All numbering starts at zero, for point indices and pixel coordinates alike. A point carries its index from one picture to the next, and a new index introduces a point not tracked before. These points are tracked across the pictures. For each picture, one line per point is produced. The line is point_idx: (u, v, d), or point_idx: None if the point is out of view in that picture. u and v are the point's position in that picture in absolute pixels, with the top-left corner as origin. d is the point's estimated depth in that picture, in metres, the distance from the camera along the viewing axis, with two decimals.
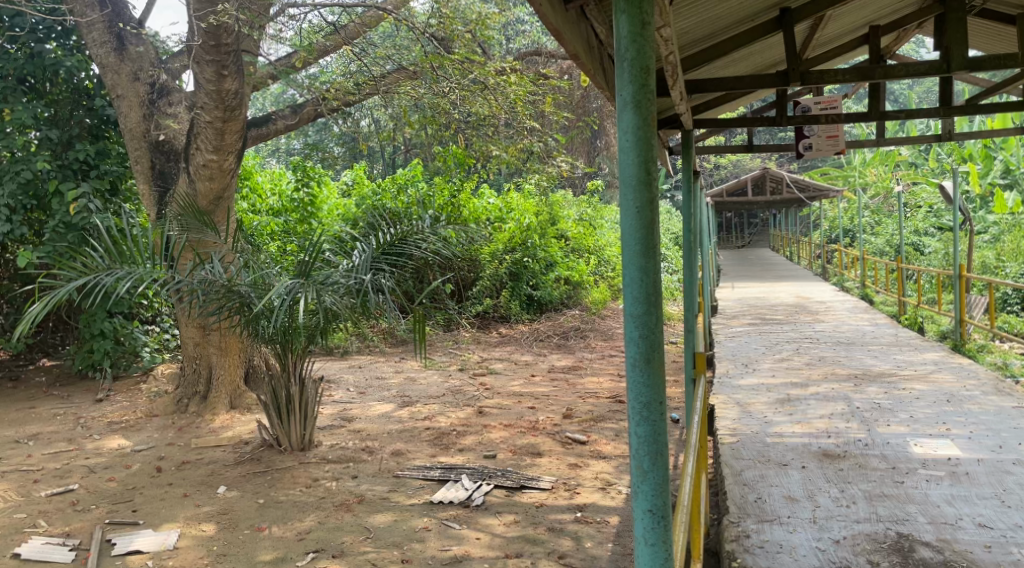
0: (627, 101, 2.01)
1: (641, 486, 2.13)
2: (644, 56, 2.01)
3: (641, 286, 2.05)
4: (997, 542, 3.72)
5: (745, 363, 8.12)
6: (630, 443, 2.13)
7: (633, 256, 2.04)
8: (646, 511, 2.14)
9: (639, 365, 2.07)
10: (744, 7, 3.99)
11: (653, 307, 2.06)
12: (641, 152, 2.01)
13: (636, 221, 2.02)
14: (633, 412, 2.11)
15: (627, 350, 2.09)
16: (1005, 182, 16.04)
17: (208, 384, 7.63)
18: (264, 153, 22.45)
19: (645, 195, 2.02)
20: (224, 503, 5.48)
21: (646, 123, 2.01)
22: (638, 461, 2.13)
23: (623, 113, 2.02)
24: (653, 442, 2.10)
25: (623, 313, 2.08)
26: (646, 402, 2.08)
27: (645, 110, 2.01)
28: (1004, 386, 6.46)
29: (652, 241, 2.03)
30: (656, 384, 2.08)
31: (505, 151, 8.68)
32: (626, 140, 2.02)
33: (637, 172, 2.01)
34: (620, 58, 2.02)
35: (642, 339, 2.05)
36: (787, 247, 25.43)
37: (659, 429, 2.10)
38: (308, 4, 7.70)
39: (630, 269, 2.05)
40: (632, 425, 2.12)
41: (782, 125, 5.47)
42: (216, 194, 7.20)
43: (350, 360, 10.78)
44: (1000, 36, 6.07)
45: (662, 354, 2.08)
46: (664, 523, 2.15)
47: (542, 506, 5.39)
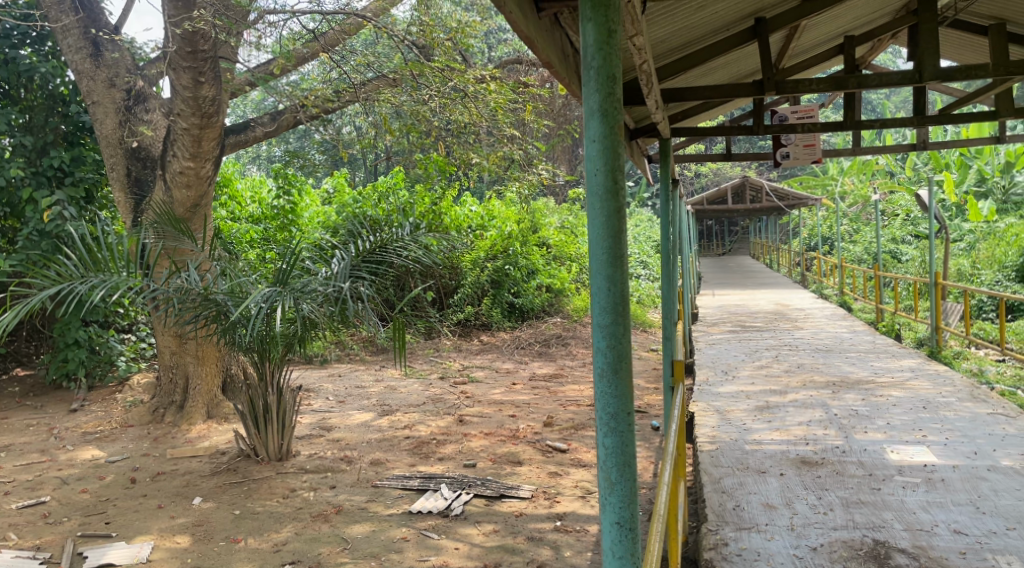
0: (594, 110, 2.01)
1: (608, 498, 2.12)
2: (611, 65, 2.00)
3: (608, 295, 2.04)
4: (972, 548, 3.74)
5: (725, 370, 8.15)
6: (598, 454, 2.12)
7: (600, 266, 2.03)
8: (614, 523, 2.12)
9: (606, 376, 2.07)
10: (719, 16, 4.02)
11: (621, 316, 2.05)
12: (608, 160, 2.00)
13: (604, 230, 2.02)
14: (600, 423, 2.10)
15: (594, 361, 2.09)
16: (981, 190, 16.32)
17: (185, 393, 7.55)
18: (244, 160, 22.45)
19: (613, 204, 2.01)
20: (199, 514, 5.42)
21: (613, 132, 2.01)
22: (606, 473, 2.12)
23: (590, 122, 2.02)
24: (621, 453, 2.09)
25: (591, 323, 2.07)
26: (613, 413, 2.07)
27: (612, 119, 2.01)
28: (979, 392, 6.54)
29: (619, 251, 2.02)
30: (623, 395, 2.07)
31: (486, 159, 8.72)
32: (593, 148, 2.02)
33: (604, 181, 2.01)
34: (586, 67, 2.01)
35: (608, 348, 2.05)
36: (767, 255, 25.62)
37: (626, 441, 2.09)
38: (287, 11, 7.67)
39: (597, 278, 2.04)
40: (599, 436, 2.11)
41: (759, 133, 5.49)
42: (193, 202, 7.14)
43: (330, 368, 10.71)
44: (972, 47, 6.15)
45: (630, 364, 2.08)
46: (633, 535, 2.13)
47: (521, 515, 5.37)
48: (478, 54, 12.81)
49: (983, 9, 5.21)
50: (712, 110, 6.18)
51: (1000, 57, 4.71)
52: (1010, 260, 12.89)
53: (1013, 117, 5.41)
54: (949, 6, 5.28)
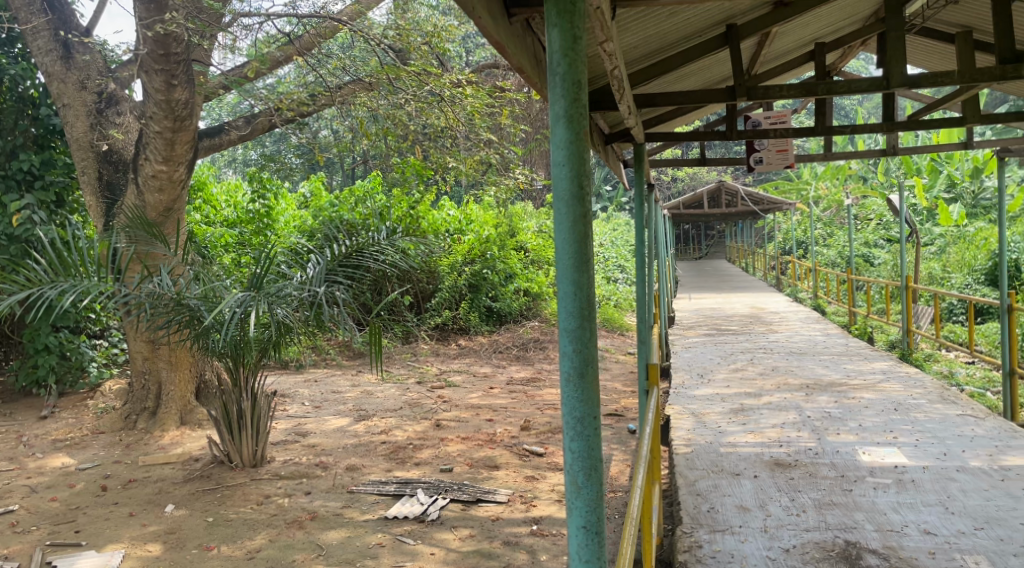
0: (560, 115, 2.02)
1: (574, 502, 2.12)
2: (576, 71, 2.01)
3: (574, 300, 2.05)
4: (941, 548, 3.79)
5: (701, 374, 8.20)
6: (565, 459, 2.13)
7: (567, 270, 2.04)
8: (580, 527, 2.12)
9: (573, 381, 2.08)
10: (691, 22, 4.06)
11: (587, 320, 2.06)
12: (574, 166, 2.01)
13: (570, 235, 2.02)
14: (567, 428, 2.11)
15: (561, 366, 2.09)
16: (950, 195, 16.63)
17: (158, 399, 7.47)
18: (220, 163, 22.32)
19: (578, 210, 2.02)
20: (172, 521, 5.35)
21: (578, 137, 2.02)
22: (573, 476, 2.12)
23: (556, 127, 2.03)
24: (588, 456, 2.10)
25: (558, 327, 2.08)
26: (580, 417, 2.08)
27: (578, 124, 2.02)
28: (949, 394, 6.64)
29: (585, 255, 2.03)
30: (589, 399, 2.08)
31: (462, 163, 8.73)
32: (559, 154, 2.02)
33: (570, 186, 2.01)
34: (551, 72, 2.02)
35: (575, 352, 2.06)
36: (743, 259, 25.85)
37: (593, 444, 2.10)
38: (262, 15, 7.64)
39: (564, 283, 2.05)
40: (566, 440, 2.12)
41: (732, 139, 5.53)
42: (165, 206, 7.07)
43: (305, 373, 10.63)
44: (941, 54, 6.25)
45: (597, 368, 2.09)
46: (599, 539, 2.13)
47: (497, 519, 5.37)
48: (455, 58, 12.81)
49: (950, 17, 5.30)
50: (686, 115, 6.22)
51: (965, 64, 4.78)
52: (980, 264, 13.09)
53: (979, 123, 5.48)
54: (917, 14, 5.34)
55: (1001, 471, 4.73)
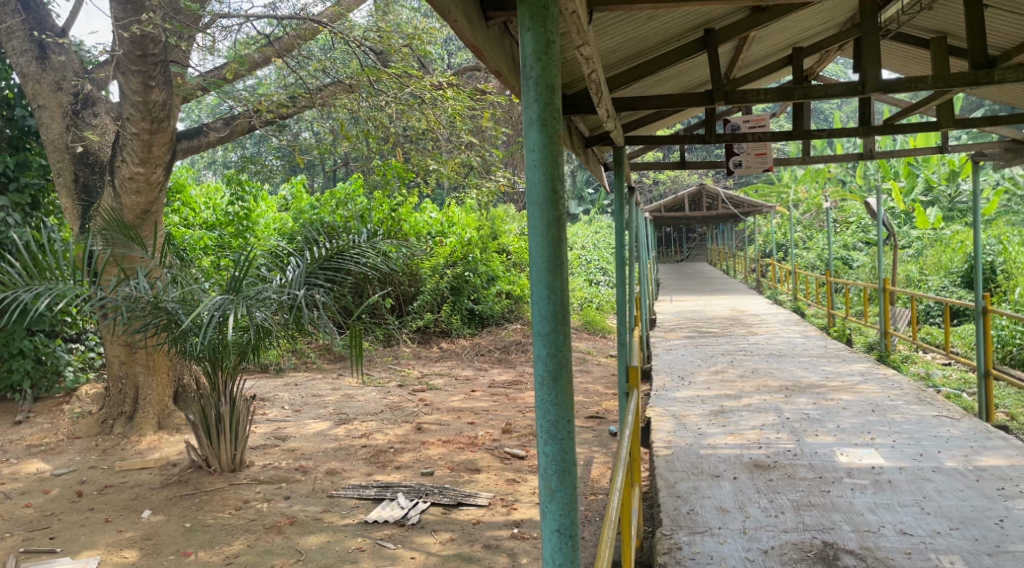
0: (533, 119, 2.02)
1: (548, 505, 2.11)
2: (550, 75, 2.01)
3: (548, 303, 2.04)
4: (917, 549, 3.83)
5: (681, 376, 8.23)
6: (538, 462, 2.12)
7: (541, 273, 2.04)
8: (553, 531, 2.11)
9: (547, 385, 2.07)
10: (669, 27, 4.08)
11: (561, 323, 2.06)
12: (547, 170, 2.01)
13: (544, 239, 2.02)
14: (541, 432, 2.11)
15: (535, 369, 2.09)
16: (927, 198, 16.85)
17: (135, 404, 7.39)
18: (199, 165, 22.16)
19: (552, 214, 2.02)
20: (148, 527, 5.30)
21: (552, 141, 2.02)
22: (547, 480, 2.12)
23: (530, 131, 2.03)
24: (561, 460, 2.10)
25: (532, 331, 2.08)
26: (554, 421, 2.08)
27: (551, 128, 2.01)
28: (926, 396, 6.71)
29: (559, 259, 2.04)
30: (563, 402, 2.08)
31: (444, 165, 8.74)
32: (533, 157, 2.02)
33: (543, 190, 2.02)
34: (524, 76, 2.02)
35: (549, 356, 2.06)
36: (724, 262, 26.00)
37: (566, 448, 2.10)
38: (241, 16, 7.59)
39: (538, 286, 2.05)
40: (540, 444, 2.12)
41: (710, 142, 5.56)
42: (143, 208, 7.01)
43: (285, 377, 10.55)
44: (916, 59, 6.32)
45: (571, 372, 2.09)
46: (573, 542, 2.12)
47: (478, 523, 5.36)
48: (437, 61, 12.79)
49: (924, 22, 5.36)
50: (666, 118, 6.26)
51: (940, 69, 4.83)
52: (956, 267, 13.23)
53: (953, 128, 5.54)
54: (893, 20, 5.36)
55: (976, 471, 4.79)
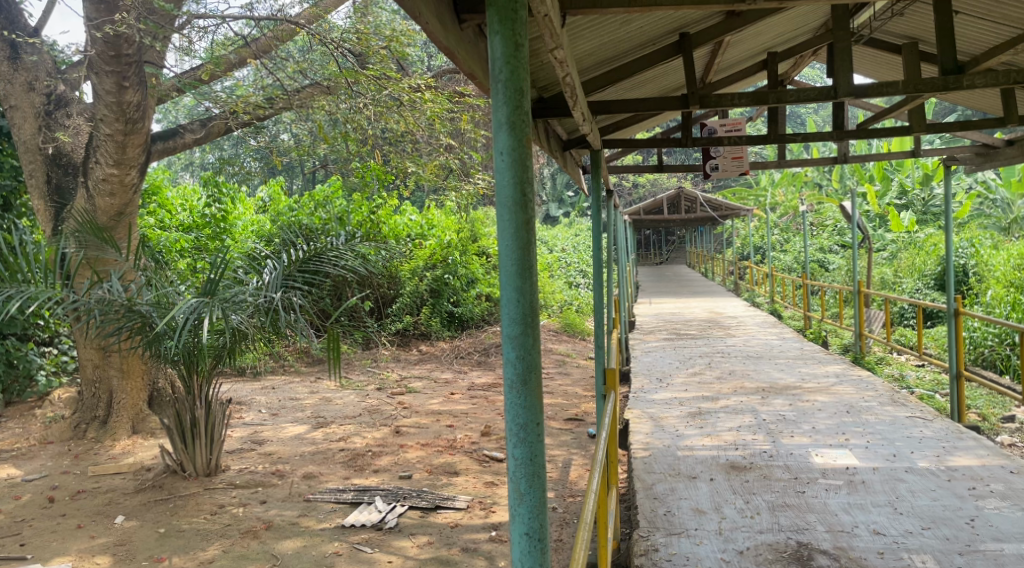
0: (502, 121, 2.02)
1: (518, 508, 2.11)
2: (518, 78, 2.02)
3: (517, 306, 2.05)
4: (890, 549, 3.86)
5: (659, 378, 8.26)
6: (508, 465, 2.12)
7: (510, 276, 2.04)
8: (523, 534, 2.11)
9: (516, 388, 2.08)
10: (644, 31, 4.10)
11: (530, 327, 2.06)
12: (517, 172, 2.02)
13: (513, 242, 2.02)
14: (511, 434, 2.11)
15: (504, 373, 2.09)
16: (901, 202, 17.08)
17: (109, 408, 7.30)
18: (176, 167, 21.96)
19: (522, 217, 2.02)
20: (121, 533, 5.23)
21: (521, 143, 2.02)
22: (516, 483, 2.11)
23: (498, 133, 2.02)
24: (530, 464, 2.10)
25: (502, 334, 2.08)
26: (523, 424, 2.08)
27: (520, 130, 2.02)
28: (899, 397, 6.79)
29: (527, 261, 2.04)
30: (532, 405, 2.08)
31: (422, 168, 8.73)
32: (502, 160, 2.02)
33: (513, 193, 2.02)
34: (494, 80, 2.02)
35: (518, 359, 2.06)
36: (703, 264, 26.16)
37: (536, 450, 2.10)
38: (217, 17, 7.54)
39: (507, 290, 2.05)
40: (509, 447, 2.12)
41: (687, 145, 5.59)
42: (117, 210, 6.92)
43: (262, 380, 10.47)
44: (889, 65, 6.40)
45: (540, 376, 2.09)
46: (542, 546, 2.12)
47: (456, 526, 5.35)
48: (416, 63, 12.77)
49: (895, 28, 5.45)
50: (643, 122, 6.30)
51: (911, 74, 4.89)
52: (929, 269, 13.40)
53: (925, 132, 5.61)
54: (864, 26, 5.48)
55: (948, 471, 4.85)
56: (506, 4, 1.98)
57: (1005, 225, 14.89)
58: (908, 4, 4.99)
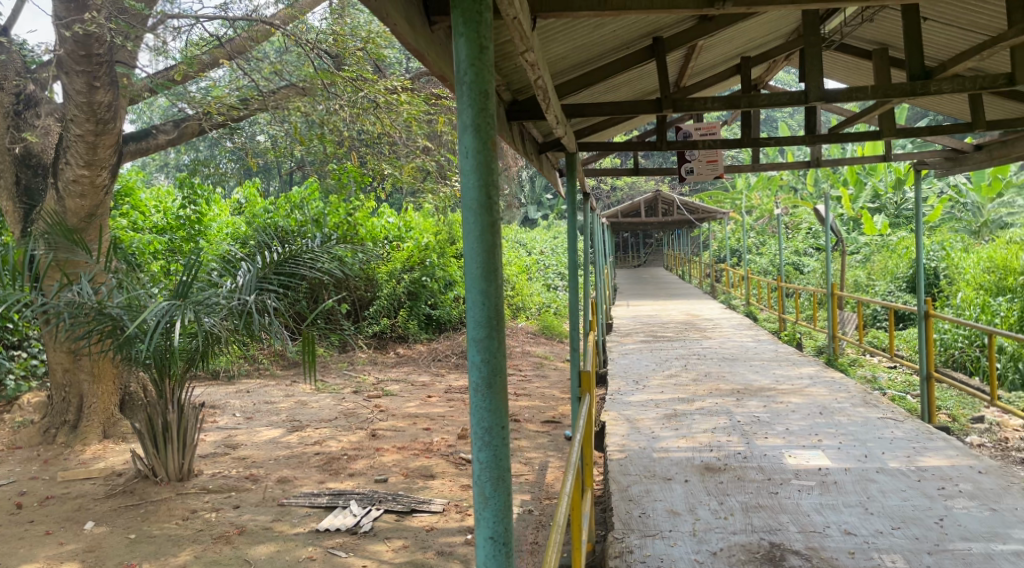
0: (467, 124, 2.02)
1: (483, 512, 2.11)
2: (483, 81, 2.01)
3: (482, 309, 2.04)
4: (861, 548, 3.90)
5: (636, 380, 8.29)
6: (473, 469, 2.12)
7: (475, 279, 2.04)
8: (487, 538, 2.10)
9: (481, 391, 2.07)
10: (617, 35, 4.12)
11: (495, 329, 2.06)
12: (481, 175, 2.02)
13: (478, 246, 2.02)
14: (475, 438, 2.10)
15: (469, 376, 2.09)
16: (874, 205, 17.29)
17: (79, 412, 7.18)
18: (150, 168, 21.67)
19: (487, 219, 2.03)
20: (91, 539, 5.16)
21: (486, 146, 2.02)
22: (480, 487, 2.11)
23: (463, 136, 2.02)
24: (495, 467, 2.10)
25: (466, 337, 2.08)
26: (488, 427, 2.08)
27: (485, 133, 2.02)
28: (871, 398, 6.86)
29: (493, 264, 2.04)
30: (498, 408, 2.08)
31: (398, 170, 8.69)
32: (468, 162, 2.02)
33: (478, 196, 2.02)
34: (459, 81, 2.02)
35: (483, 362, 2.06)
36: (680, 267, 26.31)
37: (501, 454, 2.10)
38: (190, 17, 7.47)
39: (472, 292, 2.05)
40: (474, 451, 2.11)
41: (661, 149, 5.63)
42: (87, 212, 6.81)
43: (236, 384, 10.37)
44: (859, 70, 6.49)
45: (505, 379, 2.09)
46: (507, 550, 2.12)
47: (432, 529, 5.33)
48: (393, 64, 12.73)
49: (865, 34, 5.52)
50: (618, 125, 6.33)
51: (882, 80, 4.96)
52: (901, 272, 13.57)
53: (895, 137, 5.68)
54: (835, 31, 5.56)
55: (918, 471, 4.92)
56: (471, 6, 1.98)
57: (976, 229, 15.12)
58: (877, 11, 5.07)
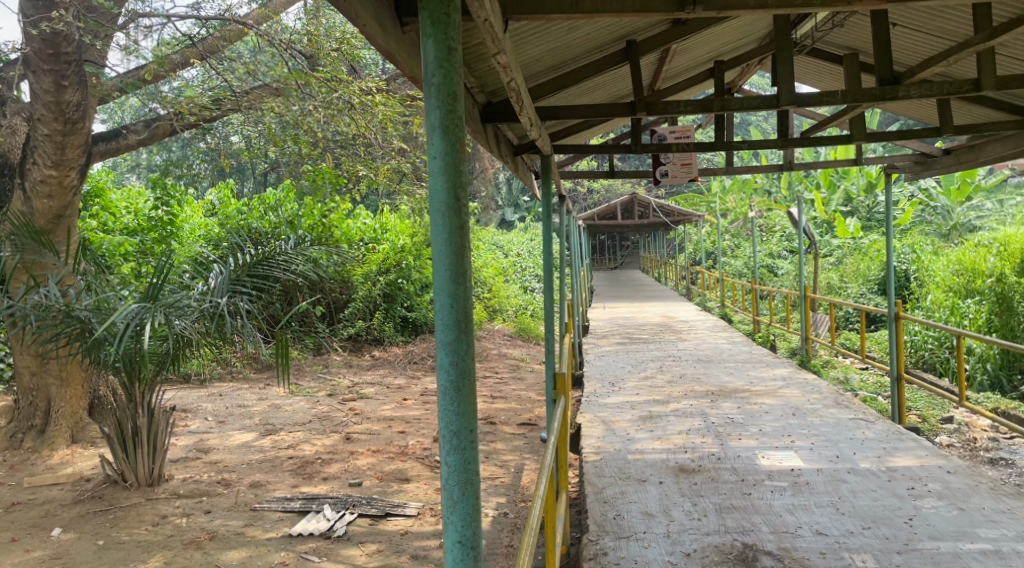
0: (435, 125, 2.01)
1: (450, 516, 2.09)
2: (451, 82, 2.00)
3: (450, 312, 2.03)
4: (832, 548, 3.93)
5: (612, 382, 8.31)
6: (441, 473, 2.10)
7: (443, 282, 2.03)
8: (455, 542, 2.09)
9: (449, 394, 2.06)
10: (590, 38, 4.13)
11: (463, 332, 2.05)
12: (450, 177, 2.01)
13: (446, 249, 2.01)
14: (444, 442, 2.09)
15: (437, 380, 2.08)
16: (846, 209, 17.51)
17: (46, 417, 7.05)
18: (119, 168, 21.35)
19: (455, 222, 2.01)
20: (58, 546, 5.07)
21: (454, 148, 2.01)
22: (449, 491, 2.10)
23: (432, 138, 2.01)
24: (464, 471, 2.08)
25: (434, 340, 2.06)
26: (456, 431, 2.07)
27: (454, 135, 2.01)
28: (843, 399, 6.94)
29: (461, 267, 2.03)
30: (466, 412, 2.07)
31: (374, 171, 8.65)
32: (436, 164, 2.01)
33: (446, 199, 2.01)
34: (427, 83, 2.00)
35: (452, 366, 2.04)
36: (656, 269, 26.43)
37: (469, 458, 2.08)
38: (161, 15, 7.38)
39: (440, 295, 2.03)
40: (442, 454, 2.10)
41: (635, 152, 5.65)
42: (55, 213, 6.69)
43: (209, 387, 10.24)
44: (831, 74, 6.57)
45: (473, 382, 2.08)
46: (475, 553, 2.10)
47: (406, 533, 5.29)
48: (369, 65, 12.65)
49: (836, 39, 5.59)
50: (594, 128, 6.35)
51: (852, 84, 5.02)
52: (873, 274, 13.73)
53: (866, 141, 5.75)
54: (806, 36, 5.62)
55: (888, 471, 4.98)
56: (439, 7, 1.96)
57: (946, 232, 15.35)
58: (847, 16, 5.10)
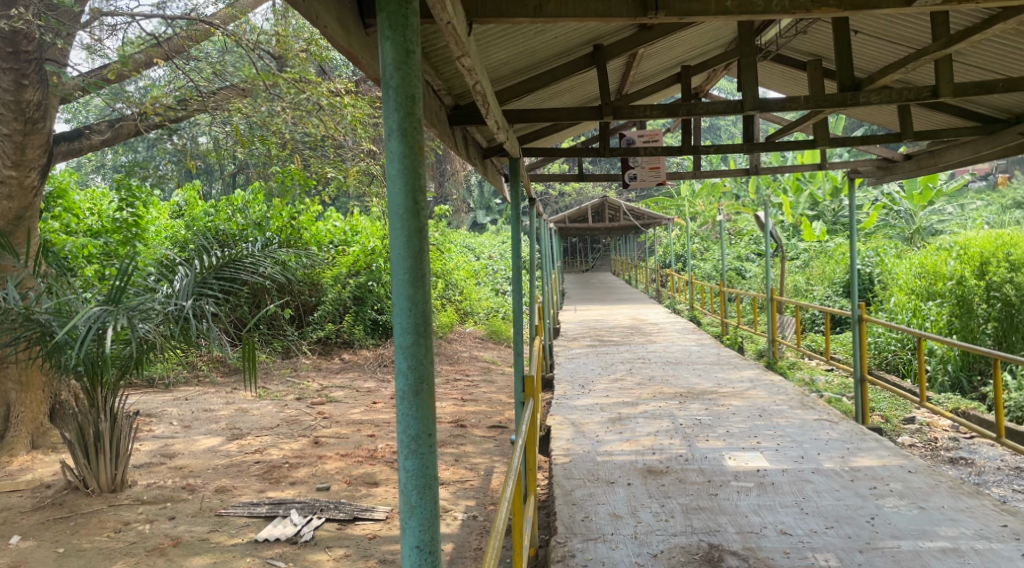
0: (393, 129, 2.00)
1: (408, 521, 2.08)
2: (409, 85, 2.01)
3: (408, 315, 2.02)
4: (795, 548, 3.98)
5: (582, 384, 8.33)
6: (399, 478, 2.10)
7: (401, 285, 2.02)
8: (413, 547, 2.08)
9: (407, 398, 2.05)
10: (556, 41, 4.14)
11: (422, 336, 2.04)
12: (408, 180, 2.01)
13: (404, 251, 2.01)
14: (402, 446, 2.08)
15: (396, 383, 2.07)
16: (812, 212, 17.76)
17: (4, 423, 6.87)
18: (83, 170, 20.98)
19: (413, 224, 2.01)
20: (17, 554, 4.96)
21: (412, 150, 2.01)
22: (407, 496, 2.09)
23: (390, 141, 2.01)
24: (422, 475, 2.08)
25: (393, 343, 2.06)
26: (414, 435, 2.06)
27: (412, 138, 2.01)
28: (808, 400, 7.03)
29: (419, 271, 2.03)
30: (424, 416, 2.06)
31: (342, 173, 8.59)
32: (394, 168, 2.01)
33: (405, 202, 2.01)
34: (385, 86, 2.00)
35: (410, 369, 2.04)
36: (626, 272, 26.59)
37: (427, 462, 2.08)
38: (127, 15, 7.28)
39: (398, 298, 2.03)
40: (401, 459, 2.09)
41: (603, 155, 5.68)
42: (15, 214, 6.39)
43: (174, 392, 10.09)
44: (795, 80, 6.64)
45: (432, 386, 2.08)
46: (433, 557, 2.09)
47: (375, 537, 5.26)
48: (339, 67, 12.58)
49: (800, 46, 5.68)
50: (563, 131, 6.39)
51: (816, 89, 5.08)
52: (838, 277, 13.93)
53: (829, 145, 5.84)
54: (771, 42, 5.73)
55: (851, 471, 5.05)
56: (397, 9, 1.96)
57: (908, 236, 15.62)
58: (809, 23, 5.18)
